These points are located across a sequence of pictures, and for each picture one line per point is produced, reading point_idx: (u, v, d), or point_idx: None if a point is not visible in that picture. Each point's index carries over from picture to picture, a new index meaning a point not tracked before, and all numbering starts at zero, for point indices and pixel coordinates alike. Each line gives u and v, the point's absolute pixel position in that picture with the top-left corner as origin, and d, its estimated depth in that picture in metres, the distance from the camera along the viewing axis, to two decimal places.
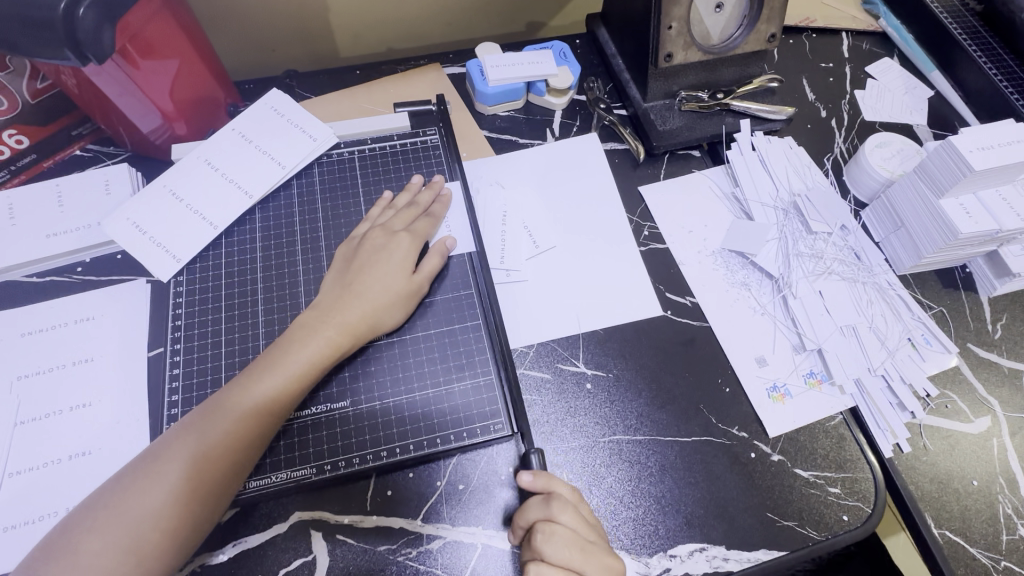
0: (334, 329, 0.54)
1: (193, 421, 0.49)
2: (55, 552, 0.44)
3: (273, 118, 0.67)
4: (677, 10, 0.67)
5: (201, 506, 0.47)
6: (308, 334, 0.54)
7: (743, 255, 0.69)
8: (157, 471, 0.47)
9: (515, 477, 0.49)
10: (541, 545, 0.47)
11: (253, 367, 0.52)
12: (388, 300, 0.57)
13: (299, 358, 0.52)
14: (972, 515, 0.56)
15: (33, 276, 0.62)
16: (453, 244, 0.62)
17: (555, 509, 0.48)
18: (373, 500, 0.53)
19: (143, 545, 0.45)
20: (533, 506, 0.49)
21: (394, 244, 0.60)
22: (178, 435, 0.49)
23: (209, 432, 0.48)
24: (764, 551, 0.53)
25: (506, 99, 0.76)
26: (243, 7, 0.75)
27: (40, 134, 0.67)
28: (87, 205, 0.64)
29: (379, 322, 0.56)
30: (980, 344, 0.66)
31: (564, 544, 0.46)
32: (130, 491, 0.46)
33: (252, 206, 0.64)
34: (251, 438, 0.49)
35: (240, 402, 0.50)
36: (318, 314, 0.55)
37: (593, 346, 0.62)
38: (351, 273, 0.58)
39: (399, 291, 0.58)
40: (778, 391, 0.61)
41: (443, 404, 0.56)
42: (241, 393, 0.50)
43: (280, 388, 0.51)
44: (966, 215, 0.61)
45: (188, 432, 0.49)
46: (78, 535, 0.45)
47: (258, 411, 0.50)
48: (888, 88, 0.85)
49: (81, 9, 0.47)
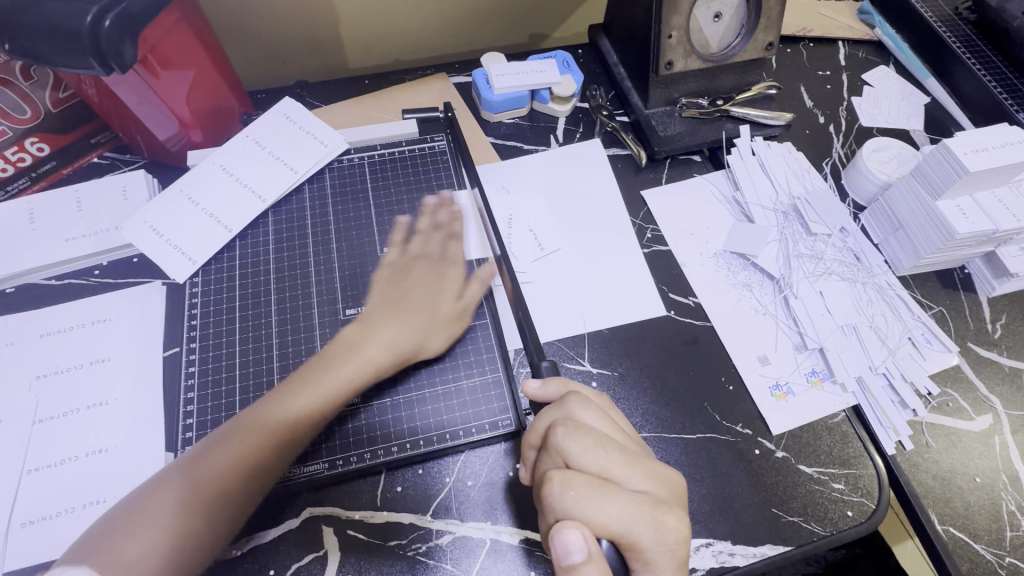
0: (376, 347, 0.58)
1: (235, 428, 0.54)
2: (98, 546, 0.48)
3: (288, 128, 0.70)
4: (677, 19, 0.69)
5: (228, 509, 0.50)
6: (344, 354, 0.58)
7: (744, 256, 0.70)
8: (196, 477, 0.51)
9: (524, 385, 0.50)
10: (564, 444, 0.43)
11: (288, 384, 0.56)
12: (432, 321, 0.60)
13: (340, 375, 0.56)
14: (975, 511, 0.57)
15: (52, 278, 0.64)
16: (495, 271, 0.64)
17: (573, 408, 0.46)
18: (383, 496, 0.54)
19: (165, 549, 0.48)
20: (548, 411, 0.48)
21: (444, 270, 0.64)
22: (220, 444, 0.53)
23: (247, 441, 0.53)
24: (769, 546, 0.54)
25: (511, 107, 0.79)
26: (257, 18, 0.77)
27: (61, 142, 0.69)
28: (103, 210, 0.66)
29: (419, 344, 0.59)
30: (980, 343, 0.67)
31: (590, 440, 0.43)
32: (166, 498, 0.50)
33: (265, 209, 0.66)
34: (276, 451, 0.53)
35: (280, 411, 0.55)
36: (363, 329, 0.60)
37: (598, 346, 0.64)
38: (397, 292, 0.62)
39: (444, 309, 0.61)
40: (781, 389, 0.62)
41: (452, 401, 0.57)
42: (282, 404, 0.55)
43: (316, 401, 0.55)
44: (962, 215, 0.62)
45: (230, 439, 0.53)
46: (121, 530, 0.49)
47: (295, 422, 0.54)
48: (885, 95, 0.87)
49: (106, 21, 0.49)
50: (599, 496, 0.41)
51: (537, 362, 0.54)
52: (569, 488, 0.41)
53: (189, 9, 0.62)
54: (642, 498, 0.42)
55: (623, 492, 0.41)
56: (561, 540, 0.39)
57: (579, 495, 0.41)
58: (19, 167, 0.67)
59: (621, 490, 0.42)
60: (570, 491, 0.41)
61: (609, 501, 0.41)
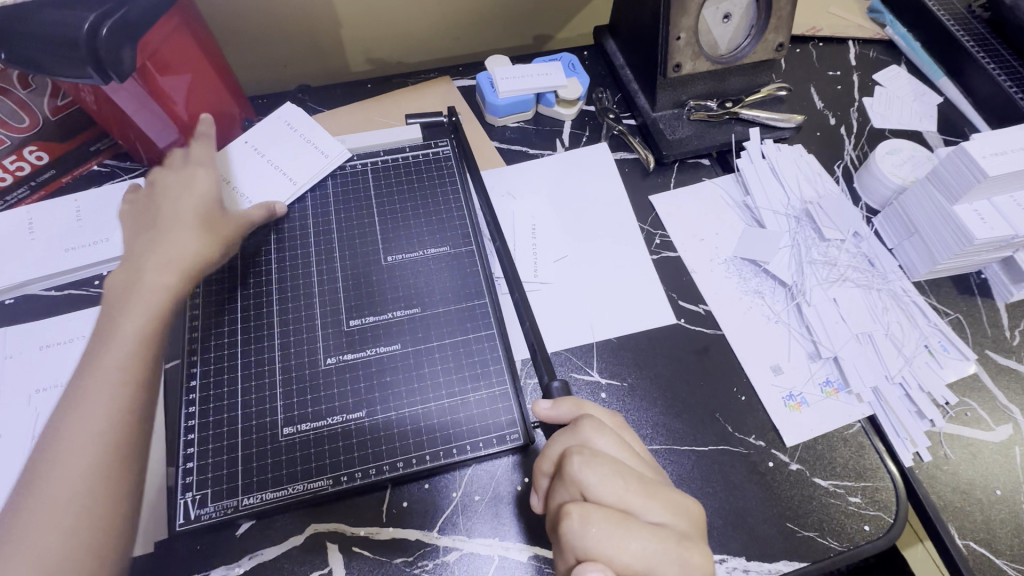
0: (154, 276, 0.56)
1: (90, 364, 0.50)
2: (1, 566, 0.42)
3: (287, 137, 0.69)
4: (685, 21, 0.67)
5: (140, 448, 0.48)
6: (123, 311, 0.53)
7: (755, 262, 0.69)
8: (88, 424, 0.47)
9: (535, 406, 0.50)
10: (581, 475, 0.42)
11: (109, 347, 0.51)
12: (179, 252, 0.57)
13: (136, 312, 0.53)
14: (996, 524, 0.55)
15: (51, 289, 0.62)
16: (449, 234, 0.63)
17: (588, 434, 0.46)
18: (389, 511, 0.52)
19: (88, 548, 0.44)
20: (561, 438, 0.47)
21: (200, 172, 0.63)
22: (100, 373, 0.49)
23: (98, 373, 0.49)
24: (785, 562, 0.52)
25: (516, 111, 0.77)
26: (257, 22, 0.76)
27: (60, 151, 0.68)
28: (104, 220, 0.65)
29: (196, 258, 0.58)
30: (998, 351, 0.65)
31: (608, 471, 0.42)
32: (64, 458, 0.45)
33: (268, 216, 0.65)
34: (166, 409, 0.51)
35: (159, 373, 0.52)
36: (136, 262, 0.57)
37: (607, 355, 0.62)
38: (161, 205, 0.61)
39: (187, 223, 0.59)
40: (795, 399, 0.60)
41: (458, 415, 0.55)
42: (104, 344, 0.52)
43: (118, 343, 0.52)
44: (980, 221, 0.61)
45: (87, 375, 0.49)
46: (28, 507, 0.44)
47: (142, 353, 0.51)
48: (897, 95, 0.85)
49: (104, 28, 0.48)
50: (621, 531, 0.40)
51: (549, 381, 0.53)
52: (588, 524, 0.40)
53: (188, 13, 0.61)
54: (663, 532, 0.41)
55: (645, 526, 0.41)
56: None
57: (601, 531, 0.40)
58: (18, 177, 0.66)
59: (642, 524, 0.41)
60: (590, 527, 0.40)
61: (631, 536, 0.40)
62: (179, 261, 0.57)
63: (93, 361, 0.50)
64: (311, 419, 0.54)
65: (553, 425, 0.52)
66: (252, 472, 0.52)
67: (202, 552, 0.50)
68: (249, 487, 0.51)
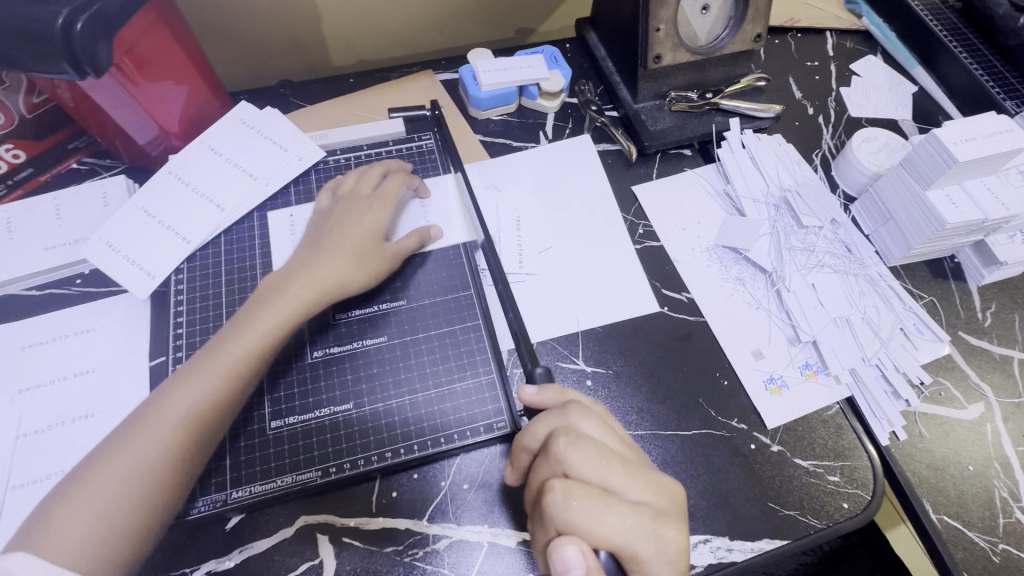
0: (300, 287, 0.55)
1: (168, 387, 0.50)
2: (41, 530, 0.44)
3: (351, 180, 0.65)
4: (665, 12, 0.68)
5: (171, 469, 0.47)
6: (267, 298, 0.55)
7: (736, 250, 0.70)
8: (125, 441, 0.47)
9: (522, 390, 0.51)
10: (566, 453, 0.43)
11: (193, 363, 0.51)
12: (349, 269, 0.57)
13: (267, 315, 0.53)
14: (969, 498, 0.57)
15: (33, 288, 0.62)
16: (435, 233, 0.64)
17: (574, 417, 0.46)
18: (378, 501, 0.53)
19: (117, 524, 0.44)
20: (547, 418, 0.47)
21: (364, 208, 0.62)
22: (153, 401, 0.49)
23: (200, 390, 0.49)
24: (766, 540, 0.54)
25: (499, 103, 0.78)
26: (237, 17, 0.76)
27: (35, 149, 0.67)
28: (83, 217, 0.64)
29: (341, 288, 0.57)
30: (971, 332, 0.67)
31: (593, 451, 0.43)
32: (100, 464, 0.46)
33: (249, 210, 0.65)
34: (202, 419, 0.49)
35: (179, 401, 0.48)
36: (285, 274, 0.57)
37: (592, 344, 0.63)
38: (322, 235, 0.60)
39: (365, 252, 0.59)
40: (775, 383, 0.62)
41: (445, 404, 0.56)
42: (236, 343, 0.52)
43: (260, 345, 0.52)
44: (952, 205, 0.63)
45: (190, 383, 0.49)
46: (44, 515, 0.44)
47: (245, 367, 0.51)
48: (873, 85, 0.87)
49: (79, 23, 0.48)
50: (601, 507, 0.41)
51: (532, 367, 0.53)
52: (571, 498, 0.41)
53: (166, 9, 0.60)
54: (641, 509, 0.42)
55: (624, 504, 0.42)
56: (560, 557, 0.39)
57: (582, 505, 0.41)
58: None
59: (622, 501, 0.42)
60: (573, 501, 0.41)
61: (610, 512, 0.41)
62: (331, 286, 0.56)
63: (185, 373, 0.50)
64: (299, 411, 0.55)
65: (536, 409, 0.52)
66: (241, 466, 0.52)
67: (193, 544, 0.50)
68: (238, 481, 0.52)
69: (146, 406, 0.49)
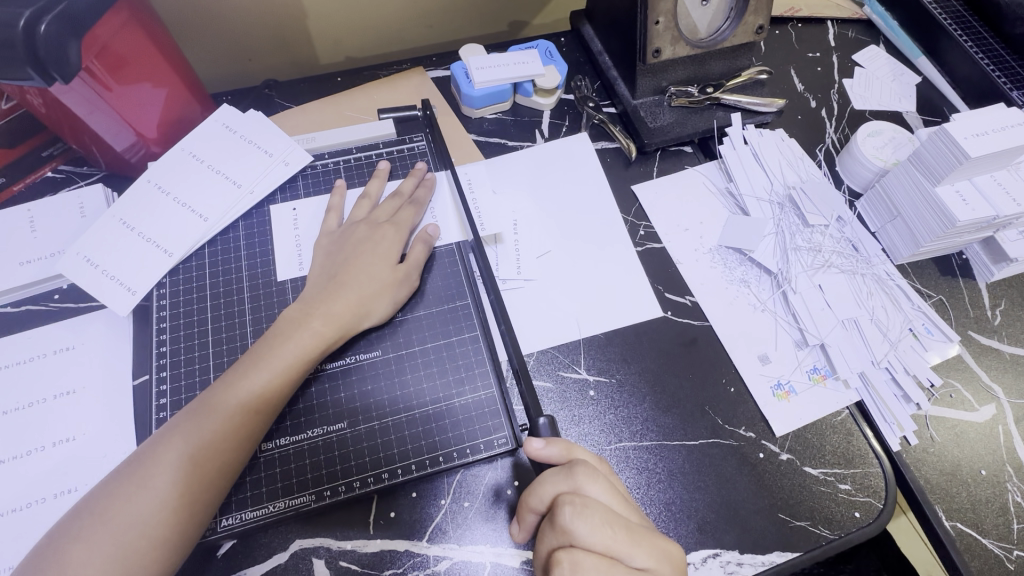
0: (321, 322, 0.53)
1: (186, 419, 0.48)
2: (49, 558, 0.43)
3: (365, 204, 0.63)
4: (664, 4, 0.65)
5: (186, 509, 0.45)
6: (293, 327, 0.53)
7: (740, 251, 0.68)
8: (141, 475, 0.46)
9: (527, 444, 0.46)
10: (573, 524, 0.41)
11: (247, 359, 0.51)
12: (379, 290, 0.56)
13: (287, 345, 0.51)
14: (982, 504, 0.56)
15: (7, 305, 0.59)
16: (437, 232, 0.62)
17: (581, 479, 0.44)
18: (376, 522, 0.51)
19: (131, 551, 0.43)
20: (552, 479, 0.45)
21: (378, 235, 0.60)
22: (170, 434, 0.48)
23: (216, 424, 0.48)
24: (777, 553, 0.53)
25: (492, 102, 0.75)
26: (217, 15, 0.72)
27: (9, 157, 0.65)
28: (59, 229, 0.61)
29: (366, 315, 0.55)
30: (981, 331, 0.65)
31: (600, 520, 0.41)
32: (115, 499, 0.45)
33: (234, 218, 0.62)
34: (243, 438, 0.48)
35: (228, 402, 0.49)
36: (303, 308, 0.54)
37: (594, 352, 0.61)
38: (336, 265, 0.57)
39: (386, 280, 0.57)
40: (783, 388, 0.60)
41: (444, 420, 0.54)
42: (254, 374, 0.50)
43: (278, 379, 0.50)
44: (962, 201, 0.60)
45: (204, 416, 0.48)
46: (58, 547, 0.43)
47: (259, 405, 0.49)
48: (876, 76, 0.84)
49: (42, 24, 0.45)
50: None
51: (535, 417, 0.48)
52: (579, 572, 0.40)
53: (141, 7, 0.57)
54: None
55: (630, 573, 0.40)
56: None
57: None
58: None
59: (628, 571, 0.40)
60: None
61: None
62: (351, 313, 0.54)
63: (200, 406, 0.49)
64: (292, 432, 0.52)
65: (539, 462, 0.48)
66: (232, 491, 0.50)
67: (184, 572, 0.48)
68: (228, 508, 0.50)
69: (184, 418, 0.49)
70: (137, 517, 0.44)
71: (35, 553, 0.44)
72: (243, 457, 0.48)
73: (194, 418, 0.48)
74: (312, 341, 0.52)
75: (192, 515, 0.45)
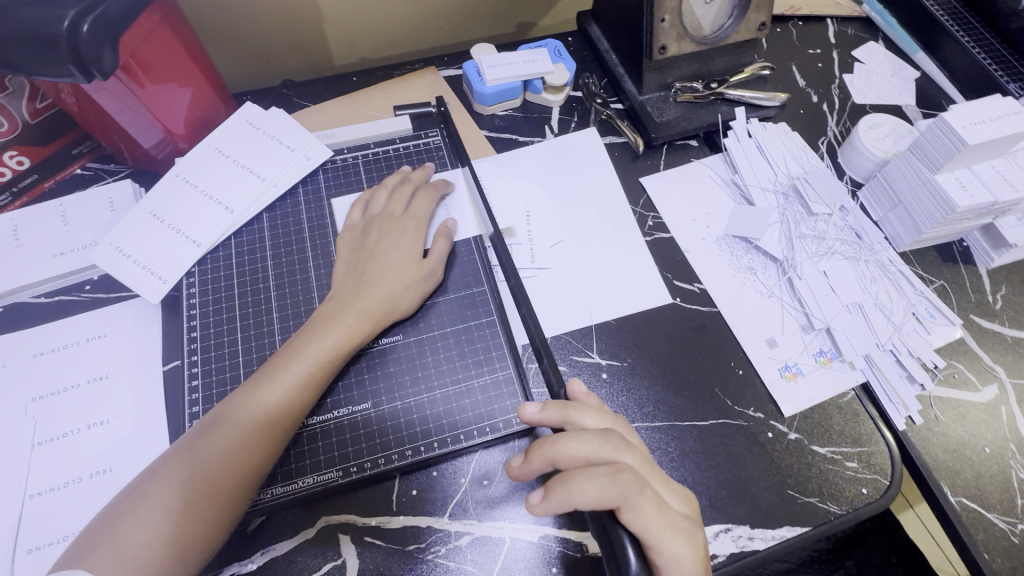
0: (356, 316, 0.55)
1: (231, 407, 0.50)
2: (99, 540, 0.45)
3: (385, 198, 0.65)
4: (670, 3, 0.68)
5: (233, 491, 0.47)
6: (329, 320, 0.55)
7: (746, 239, 0.70)
8: (191, 461, 0.48)
9: (575, 385, 0.54)
10: (626, 449, 0.47)
11: (286, 349, 0.54)
12: (405, 278, 0.59)
13: (325, 335, 0.54)
14: (986, 479, 0.58)
15: (41, 297, 0.61)
16: (448, 224, 0.64)
17: (617, 425, 0.51)
18: (399, 500, 0.53)
19: (180, 532, 0.45)
20: (596, 411, 0.51)
21: (399, 227, 0.62)
22: (216, 422, 0.50)
23: (259, 411, 0.50)
24: (787, 528, 0.54)
25: (504, 99, 0.77)
26: (238, 19, 0.75)
27: (42, 155, 0.66)
28: (90, 222, 0.63)
29: (395, 303, 0.57)
30: (982, 315, 0.67)
31: (644, 459, 0.48)
32: (165, 483, 0.47)
33: (258, 211, 0.64)
34: (280, 424, 0.50)
35: (269, 389, 0.51)
36: (336, 302, 0.57)
37: (606, 337, 0.63)
38: (359, 258, 0.60)
39: (408, 270, 0.59)
40: (790, 370, 0.62)
41: (465, 401, 0.56)
42: (293, 364, 0.52)
43: (315, 368, 0.52)
44: (962, 188, 0.62)
45: (246, 405, 0.50)
46: (111, 529, 0.45)
47: (300, 392, 0.51)
48: (876, 71, 0.86)
49: (85, 25, 0.47)
50: (650, 491, 0.45)
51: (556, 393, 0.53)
52: (641, 487, 0.44)
53: (171, 10, 0.59)
54: (684, 518, 0.46)
55: (663, 496, 0.46)
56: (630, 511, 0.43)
57: (639, 485, 0.44)
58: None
59: (660, 493, 0.46)
60: (641, 489, 0.44)
61: (658, 498, 0.45)
62: (385, 303, 0.57)
63: (241, 395, 0.51)
64: (320, 412, 0.54)
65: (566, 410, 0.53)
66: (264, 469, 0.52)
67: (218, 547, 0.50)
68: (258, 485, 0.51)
69: (227, 407, 0.51)
70: (185, 498, 0.46)
71: (86, 533, 0.46)
72: (281, 442, 0.50)
73: (236, 408, 0.50)
74: (346, 332, 0.54)
75: (236, 496, 0.47)
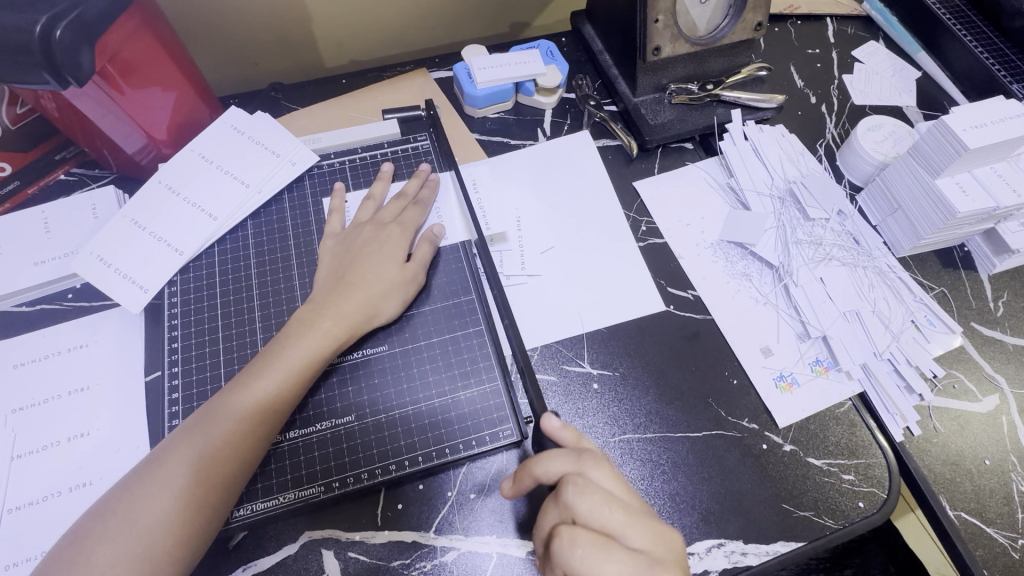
0: (332, 321, 0.54)
1: (203, 418, 0.49)
2: (70, 558, 0.44)
3: (372, 207, 0.64)
4: (663, 3, 0.66)
5: (204, 507, 0.46)
6: (306, 327, 0.53)
7: (742, 245, 0.68)
8: (162, 475, 0.47)
9: (546, 419, 0.48)
10: (574, 500, 0.44)
11: (262, 357, 0.52)
12: (389, 290, 0.57)
13: (302, 345, 0.52)
14: (987, 493, 0.56)
15: (23, 305, 0.60)
16: (442, 231, 0.63)
17: (586, 464, 0.46)
18: (384, 515, 0.52)
19: (153, 549, 0.44)
20: (560, 458, 0.47)
21: (386, 235, 0.61)
22: (187, 434, 0.49)
23: (232, 424, 0.49)
24: (781, 543, 0.53)
25: (495, 101, 0.76)
26: (225, 21, 0.74)
27: (23, 161, 0.67)
28: (72, 230, 0.62)
29: (379, 312, 0.56)
30: (983, 323, 0.66)
31: (599, 499, 0.44)
32: (133, 499, 0.46)
33: (242, 218, 0.63)
34: (255, 437, 0.49)
35: (244, 400, 0.50)
36: (314, 308, 0.55)
37: (597, 346, 0.62)
38: (344, 267, 0.59)
39: (395, 279, 0.58)
40: (785, 380, 0.60)
41: (449, 413, 0.55)
42: (269, 374, 0.51)
43: (291, 378, 0.51)
44: (963, 193, 0.61)
45: (221, 417, 0.49)
46: (82, 548, 0.44)
47: (275, 404, 0.50)
48: (876, 71, 0.85)
49: (58, 31, 0.46)
50: (603, 555, 0.42)
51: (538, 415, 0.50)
52: (576, 546, 0.42)
53: (151, 13, 0.58)
54: (643, 558, 0.42)
55: (625, 552, 0.42)
56: None
57: (585, 554, 0.42)
58: None
59: (623, 549, 0.42)
60: (576, 549, 0.42)
61: (612, 559, 0.42)
62: (365, 311, 0.56)
63: (215, 406, 0.50)
64: (302, 425, 0.53)
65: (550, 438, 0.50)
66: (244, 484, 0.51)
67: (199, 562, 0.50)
68: (240, 500, 0.50)
69: (200, 418, 0.50)
70: (157, 514, 0.45)
71: (57, 551, 0.45)
72: (258, 454, 0.49)
73: (209, 419, 0.49)
74: (323, 340, 0.53)
75: (212, 512, 0.46)
